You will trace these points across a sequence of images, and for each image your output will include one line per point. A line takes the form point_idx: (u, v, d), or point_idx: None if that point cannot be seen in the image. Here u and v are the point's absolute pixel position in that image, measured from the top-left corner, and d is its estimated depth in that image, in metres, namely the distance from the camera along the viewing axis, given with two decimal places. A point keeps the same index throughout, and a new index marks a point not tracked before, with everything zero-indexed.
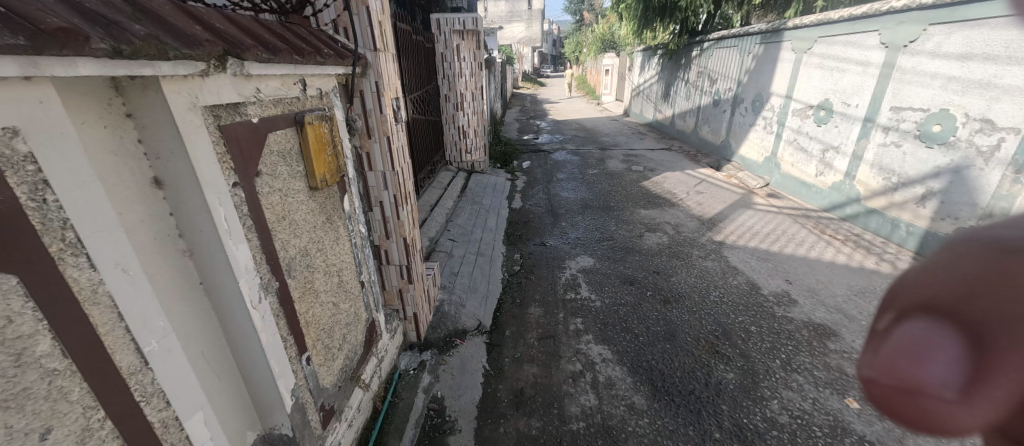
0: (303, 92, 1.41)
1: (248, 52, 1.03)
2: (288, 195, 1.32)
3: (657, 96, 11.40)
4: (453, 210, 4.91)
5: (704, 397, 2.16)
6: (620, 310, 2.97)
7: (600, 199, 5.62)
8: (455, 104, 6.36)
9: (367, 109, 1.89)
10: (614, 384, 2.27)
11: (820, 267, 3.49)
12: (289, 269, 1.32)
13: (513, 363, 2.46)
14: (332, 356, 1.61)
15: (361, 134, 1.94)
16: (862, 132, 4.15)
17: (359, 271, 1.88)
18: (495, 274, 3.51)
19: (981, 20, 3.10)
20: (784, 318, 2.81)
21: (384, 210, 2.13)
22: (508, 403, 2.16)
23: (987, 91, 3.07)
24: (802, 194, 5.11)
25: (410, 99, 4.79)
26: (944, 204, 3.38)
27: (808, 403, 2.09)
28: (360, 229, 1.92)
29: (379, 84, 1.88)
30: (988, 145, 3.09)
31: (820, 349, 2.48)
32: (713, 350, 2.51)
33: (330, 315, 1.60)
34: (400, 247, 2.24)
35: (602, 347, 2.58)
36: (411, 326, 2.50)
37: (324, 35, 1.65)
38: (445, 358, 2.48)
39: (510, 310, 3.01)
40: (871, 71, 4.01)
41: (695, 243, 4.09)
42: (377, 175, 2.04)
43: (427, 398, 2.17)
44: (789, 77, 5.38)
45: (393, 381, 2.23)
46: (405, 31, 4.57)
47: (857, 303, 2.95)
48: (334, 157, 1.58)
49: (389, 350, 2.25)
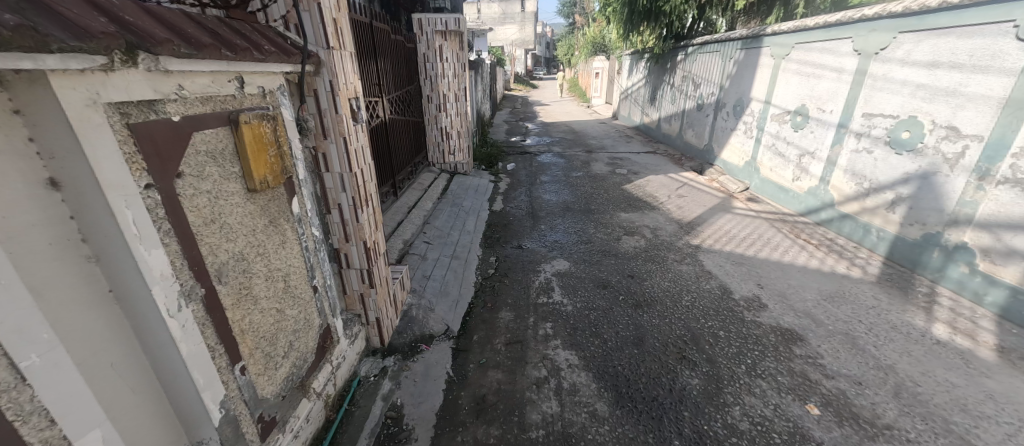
0: (240, 89, 1.35)
1: (161, 47, 0.97)
2: (220, 197, 1.26)
3: (644, 100, 11.48)
4: (432, 211, 4.86)
5: (667, 403, 2.14)
6: (590, 314, 2.95)
7: (581, 202, 5.61)
8: (438, 105, 6.30)
9: (321, 108, 1.84)
10: (578, 390, 2.24)
11: (793, 272, 3.50)
12: (220, 274, 1.26)
13: (477, 369, 2.42)
14: (275, 364, 1.55)
15: (317, 135, 1.89)
16: (836, 138, 4.19)
17: (311, 275, 1.82)
18: (469, 277, 3.47)
19: (946, 29, 3.11)
20: (752, 322, 2.81)
21: (342, 213, 2.08)
22: (469, 411, 2.11)
23: (952, 99, 3.06)
24: (780, 198, 5.15)
25: (389, 99, 4.72)
26: (913, 209, 3.37)
27: (770, 410, 2.08)
28: (315, 232, 1.87)
29: (334, 83, 1.83)
30: (953, 153, 3.06)
31: (786, 354, 2.48)
32: (680, 355, 2.50)
33: (274, 321, 1.54)
34: (360, 250, 2.19)
35: (569, 352, 2.55)
36: (374, 331, 2.44)
37: (271, 31, 1.59)
38: (408, 364, 2.43)
39: (480, 314, 2.97)
40: (845, 77, 4.06)
41: (672, 247, 4.09)
42: (334, 177, 1.99)
43: (385, 406, 2.12)
44: (768, 83, 5.43)
45: (351, 388, 2.17)
46: (384, 30, 4.52)
47: (825, 308, 2.96)
48: (279, 157, 1.52)
49: (348, 356, 2.20)
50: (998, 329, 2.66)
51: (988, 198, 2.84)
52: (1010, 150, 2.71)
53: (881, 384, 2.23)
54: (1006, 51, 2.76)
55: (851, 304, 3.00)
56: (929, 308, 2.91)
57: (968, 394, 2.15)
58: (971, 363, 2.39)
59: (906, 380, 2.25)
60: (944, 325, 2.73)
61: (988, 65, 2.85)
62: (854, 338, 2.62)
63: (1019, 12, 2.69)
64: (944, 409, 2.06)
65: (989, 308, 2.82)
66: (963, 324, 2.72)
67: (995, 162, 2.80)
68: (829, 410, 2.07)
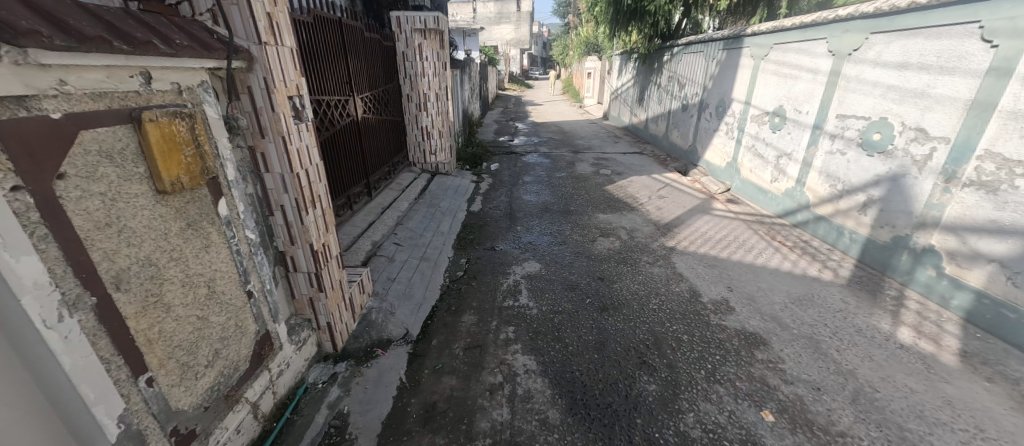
0: (146, 85, 1.28)
1: (25, 38, 0.90)
2: (119, 198, 1.19)
3: (632, 100, 11.46)
4: (407, 212, 4.79)
5: (621, 410, 2.09)
6: (555, 318, 2.90)
7: (561, 202, 5.55)
8: (418, 104, 6.21)
9: (256, 107, 1.77)
10: (532, 397, 2.19)
11: (764, 274, 3.47)
12: (118, 281, 1.19)
13: (431, 375, 2.35)
14: (196, 374, 1.49)
15: (254, 134, 1.82)
16: (812, 139, 4.17)
17: (245, 280, 1.75)
18: (436, 280, 3.40)
19: (916, 30, 3.06)
20: (717, 326, 2.78)
21: (286, 215, 2.01)
22: (416, 419, 2.05)
23: (921, 100, 3.01)
24: (759, 200, 5.13)
25: (363, 98, 4.65)
26: (884, 212, 3.34)
27: (724, 416, 2.04)
28: (253, 236, 1.80)
29: (269, 80, 1.75)
30: (921, 155, 3.01)
31: (747, 358, 2.45)
32: (640, 360, 2.46)
33: (194, 329, 1.47)
34: (306, 253, 2.12)
35: (528, 357, 2.50)
36: (326, 336, 2.37)
37: (197, 26, 1.53)
38: (361, 370, 2.36)
39: (442, 318, 2.90)
40: (821, 79, 4.03)
41: (646, 248, 4.05)
42: (274, 177, 1.92)
43: (330, 414, 2.05)
44: (748, 84, 5.41)
45: (296, 396, 2.10)
46: (356, 27, 4.44)
47: (792, 311, 2.93)
48: (198, 157, 1.44)
49: (294, 362, 2.12)
50: (962, 332, 2.62)
51: (954, 201, 2.80)
52: (975, 153, 2.66)
53: (839, 390, 2.19)
54: (972, 52, 2.69)
55: (818, 307, 2.97)
56: (896, 311, 2.87)
57: (926, 400, 2.11)
58: (932, 368, 2.35)
59: (865, 385, 2.22)
60: (909, 329, 2.70)
61: (954, 66, 2.79)
62: (817, 342, 2.59)
63: (985, 12, 2.61)
64: (899, 416, 2.02)
65: (954, 311, 2.78)
66: (928, 329, 2.68)
67: (961, 164, 2.74)
68: (784, 416, 2.03)
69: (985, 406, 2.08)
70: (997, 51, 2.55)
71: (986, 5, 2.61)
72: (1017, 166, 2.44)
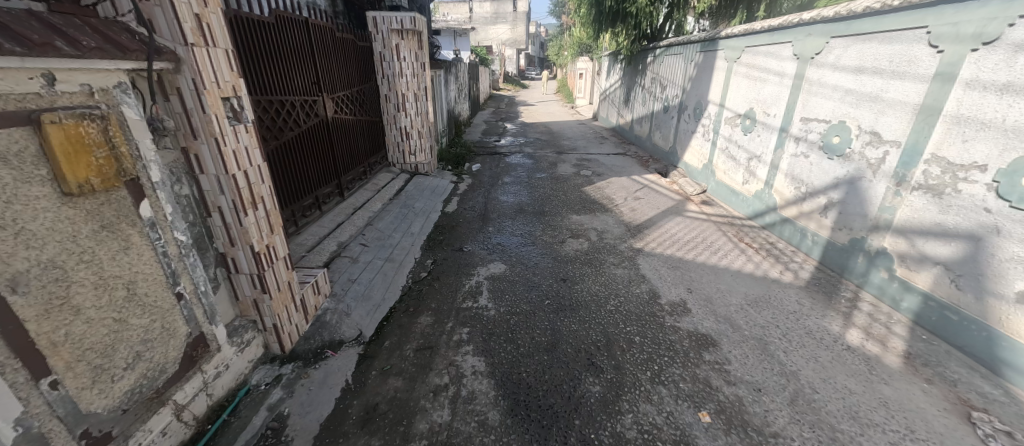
0: (49, 87, 1.28)
1: None
2: (15, 201, 1.19)
3: (619, 101, 11.49)
4: (379, 212, 4.78)
5: (561, 411, 2.11)
6: (511, 319, 2.90)
7: (537, 203, 5.56)
8: (395, 104, 6.18)
9: (187, 108, 1.77)
10: (474, 398, 2.19)
11: (725, 276, 3.50)
12: (14, 284, 1.19)
13: (378, 376, 2.35)
14: (111, 377, 1.48)
15: (186, 135, 1.82)
16: (779, 141, 4.20)
17: (174, 281, 1.74)
18: (398, 281, 3.40)
19: (871, 34, 3.08)
20: (670, 328, 2.80)
21: (224, 217, 2.01)
22: (355, 421, 2.04)
23: (875, 104, 3.03)
24: (732, 201, 5.17)
25: (335, 98, 4.64)
26: (842, 214, 3.37)
27: (662, 417, 2.06)
28: (183, 237, 1.79)
29: (198, 81, 1.75)
30: (875, 158, 3.04)
31: (694, 360, 2.47)
32: (588, 361, 2.47)
33: (110, 332, 1.47)
34: (247, 255, 2.11)
35: (478, 358, 2.50)
36: (272, 337, 2.35)
37: (116, 27, 1.53)
38: (307, 371, 2.35)
39: (398, 319, 2.90)
40: (787, 82, 4.07)
41: (613, 250, 4.07)
42: (210, 179, 1.91)
43: (269, 416, 2.04)
44: (723, 86, 5.45)
45: (235, 397, 2.08)
46: (326, 28, 4.43)
47: (746, 313, 2.96)
48: (112, 159, 1.44)
49: (235, 365, 2.11)
50: (909, 334, 2.65)
51: (904, 204, 2.83)
52: (922, 157, 2.68)
53: (779, 391, 2.22)
54: (920, 57, 2.71)
55: (773, 309, 3.00)
56: (848, 313, 2.91)
57: (862, 402, 2.14)
58: (874, 369, 2.38)
59: (805, 387, 2.25)
60: (859, 330, 2.72)
61: (904, 70, 2.80)
62: (766, 343, 2.62)
63: (931, 18, 2.63)
64: (833, 417, 2.05)
65: (904, 313, 2.81)
66: (877, 330, 2.71)
67: (910, 167, 2.77)
68: (720, 417, 2.06)
69: (919, 407, 2.10)
70: (941, 57, 2.57)
71: (932, 10, 2.62)
72: (960, 170, 2.47)
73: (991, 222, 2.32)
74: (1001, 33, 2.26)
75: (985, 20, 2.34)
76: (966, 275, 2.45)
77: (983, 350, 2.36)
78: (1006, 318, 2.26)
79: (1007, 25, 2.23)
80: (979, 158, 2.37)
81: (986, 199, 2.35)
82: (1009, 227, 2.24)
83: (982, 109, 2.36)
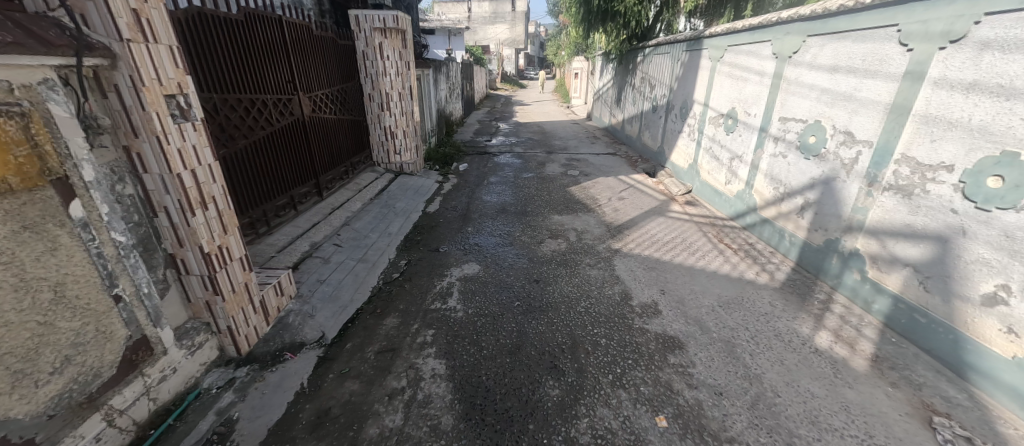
0: None
1: None
2: None
3: (611, 100, 11.46)
4: (358, 212, 4.74)
5: (516, 416, 2.07)
6: (478, 321, 2.86)
7: (520, 203, 5.52)
8: (379, 103, 6.12)
9: (126, 106, 1.73)
10: (429, 402, 2.15)
11: (700, 277, 3.46)
12: None
13: (334, 379, 2.31)
14: (34, 382, 1.45)
15: (126, 133, 1.78)
16: (759, 141, 4.16)
17: (111, 283, 1.70)
18: (368, 282, 3.36)
19: (845, 32, 3.03)
20: (638, 330, 2.77)
21: (171, 216, 1.96)
22: (305, 425, 2.00)
23: (849, 103, 2.99)
24: (715, 202, 5.13)
25: (313, 97, 4.59)
26: (818, 215, 3.33)
27: (618, 422, 2.03)
28: (122, 238, 1.75)
29: (136, 78, 1.71)
30: (849, 158, 3.00)
31: (658, 362, 2.44)
32: (551, 365, 2.43)
33: (33, 336, 1.44)
34: (197, 255, 2.06)
35: (439, 361, 2.46)
36: (227, 340, 2.31)
37: (45, 22, 1.48)
38: (263, 375, 2.30)
39: (364, 321, 2.86)
40: (767, 82, 4.02)
41: (591, 250, 4.03)
42: (153, 178, 1.87)
43: (218, 420, 2.00)
44: (707, 85, 5.41)
45: (184, 401, 2.04)
46: (302, 26, 4.38)
47: (717, 315, 2.92)
48: (34, 157, 1.41)
49: (184, 368, 2.07)
50: (878, 337, 2.61)
51: (876, 205, 2.79)
52: (893, 157, 2.64)
53: (741, 395, 2.19)
54: (892, 56, 2.66)
55: (744, 311, 2.96)
56: (820, 315, 2.87)
57: (823, 405, 2.11)
58: (839, 372, 2.34)
59: (767, 390, 2.22)
60: (829, 333, 2.69)
61: (876, 69, 2.76)
62: (733, 346, 2.58)
63: (902, 16, 2.58)
64: (792, 421, 2.02)
65: (876, 316, 2.77)
66: (847, 333, 2.67)
67: (881, 168, 2.73)
68: (677, 422, 2.03)
69: (881, 412, 2.07)
70: (912, 55, 2.52)
71: (903, 8, 2.58)
72: (928, 170, 2.43)
73: (957, 223, 2.28)
74: (968, 31, 2.22)
75: (952, 18, 2.28)
76: (933, 277, 2.42)
77: (949, 353, 2.32)
78: (972, 321, 2.22)
79: (974, 23, 2.19)
80: (946, 158, 2.33)
81: (952, 200, 2.31)
82: (975, 228, 2.20)
83: (949, 108, 2.31)
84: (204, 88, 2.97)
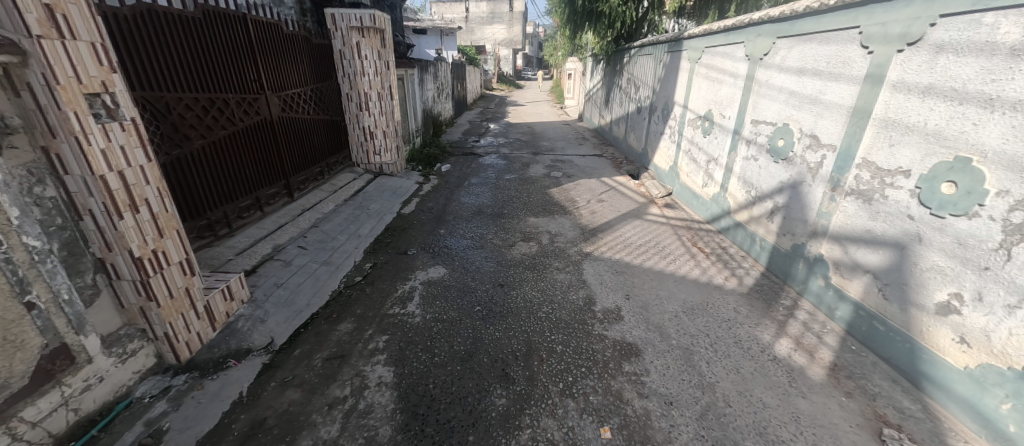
0: None
1: None
2: None
3: (601, 101, 11.41)
4: (330, 213, 4.67)
5: (457, 426, 2.01)
6: (435, 326, 2.80)
7: (497, 205, 5.46)
8: (358, 103, 6.03)
9: (41, 105, 1.67)
10: (370, 411, 2.09)
11: (668, 282, 3.40)
12: None
13: (276, 388, 2.24)
14: None
15: (43, 133, 1.71)
16: (732, 144, 4.12)
17: (22, 290, 1.65)
18: (328, 286, 3.29)
19: (811, 34, 2.99)
20: (597, 336, 2.71)
21: (96, 220, 1.88)
22: (237, 436, 1.94)
23: (815, 107, 2.94)
24: (693, 204, 5.07)
25: (283, 96, 4.51)
26: (786, 220, 3.28)
27: (561, 433, 1.97)
28: (36, 243, 1.69)
29: (49, 76, 1.64)
30: (815, 162, 2.95)
31: (611, 370, 2.38)
32: (502, 372, 2.37)
33: None
34: (127, 260, 1.98)
35: (387, 368, 2.40)
36: (166, 346, 2.22)
37: None
38: (202, 383, 2.22)
39: (317, 326, 2.80)
40: (740, 84, 3.98)
41: (562, 254, 3.96)
42: (75, 180, 1.79)
43: (145, 431, 1.92)
44: (686, 87, 5.36)
45: (112, 411, 1.97)
46: (271, 24, 4.31)
47: (679, 321, 2.87)
48: None
49: (113, 377, 2.00)
50: (839, 345, 2.56)
51: (839, 210, 2.74)
52: (855, 161, 2.60)
53: (690, 404, 2.13)
54: (854, 59, 2.62)
55: (707, 317, 2.91)
56: (783, 322, 2.82)
57: (773, 416, 2.05)
58: (794, 381, 2.29)
59: (719, 400, 2.16)
60: (790, 340, 2.64)
61: (840, 72, 2.72)
62: (691, 353, 2.53)
63: (863, 18, 2.53)
64: (739, 433, 1.96)
65: (839, 323, 2.72)
66: (808, 340, 2.62)
67: (844, 172, 2.69)
68: (622, 433, 1.98)
69: (832, 423, 2.01)
70: (872, 57, 2.47)
71: (864, 10, 2.53)
72: (887, 175, 2.39)
73: (914, 229, 2.23)
74: (923, 34, 2.18)
75: (909, 20, 2.24)
76: (892, 284, 2.37)
77: (906, 362, 2.27)
78: (927, 330, 2.18)
79: (929, 25, 2.15)
80: (903, 163, 2.28)
81: (909, 206, 2.26)
82: (930, 235, 2.15)
83: (906, 112, 2.27)
84: (154, 87, 2.89)
